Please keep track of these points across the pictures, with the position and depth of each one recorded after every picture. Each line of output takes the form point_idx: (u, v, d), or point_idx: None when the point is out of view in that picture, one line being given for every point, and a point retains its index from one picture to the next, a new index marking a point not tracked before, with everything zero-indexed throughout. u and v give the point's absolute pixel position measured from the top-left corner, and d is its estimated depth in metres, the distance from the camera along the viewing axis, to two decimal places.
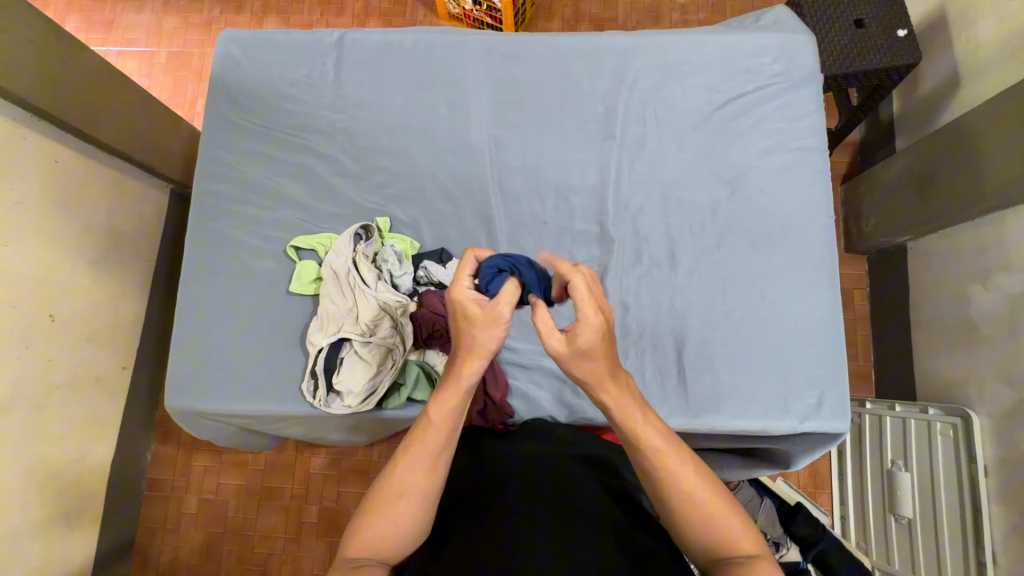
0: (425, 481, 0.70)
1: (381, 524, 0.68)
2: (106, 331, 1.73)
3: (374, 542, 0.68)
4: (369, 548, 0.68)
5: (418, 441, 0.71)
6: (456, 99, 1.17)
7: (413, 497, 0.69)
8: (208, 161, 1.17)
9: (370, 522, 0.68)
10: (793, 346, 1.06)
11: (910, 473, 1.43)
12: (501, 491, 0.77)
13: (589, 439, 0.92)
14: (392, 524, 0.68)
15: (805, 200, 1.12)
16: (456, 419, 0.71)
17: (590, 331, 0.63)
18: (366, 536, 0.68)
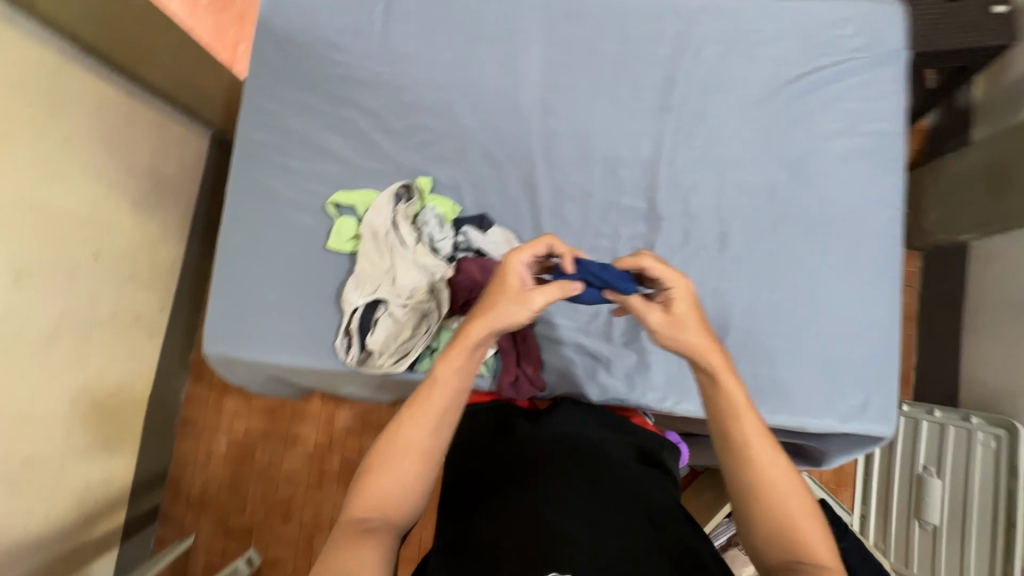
0: (429, 442, 0.68)
1: (385, 484, 0.66)
2: (146, 272, 1.77)
3: (378, 502, 0.66)
4: (374, 510, 0.66)
5: (421, 403, 0.69)
6: (506, 57, 1.12)
7: (415, 457, 0.67)
8: (250, 107, 1.15)
9: (373, 482, 0.66)
10: (842, 343, 1.01)
11: (942, 481, 1.38)
12: (530, 476, 0.76)
13: (623, 429, 0.90)
14: (397, 485, 0.66)
15: (872, 190, 1.05)
16: (462, 379, 0.70)
17: (684, 295, 0.72)
18: (369, 495, 0.66)
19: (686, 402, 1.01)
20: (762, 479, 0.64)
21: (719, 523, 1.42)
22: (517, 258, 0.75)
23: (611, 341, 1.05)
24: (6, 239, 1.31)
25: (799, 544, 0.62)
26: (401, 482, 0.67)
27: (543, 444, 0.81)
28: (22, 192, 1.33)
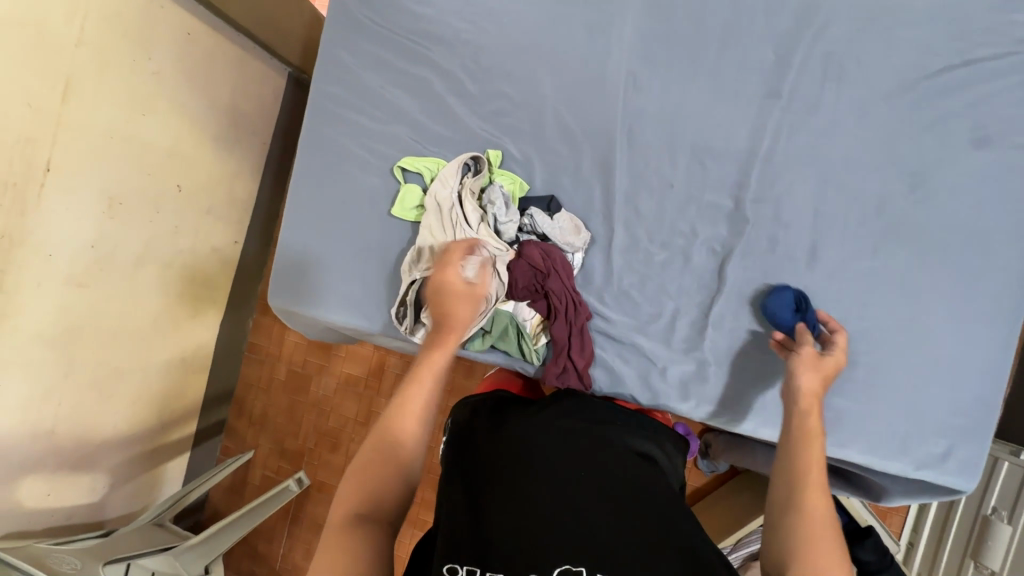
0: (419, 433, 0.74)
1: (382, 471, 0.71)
2: (222, 206, 1.85)
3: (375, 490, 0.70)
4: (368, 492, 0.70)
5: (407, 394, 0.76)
6: (598, 22, 1.01)
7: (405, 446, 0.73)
8: (326, 58, 1.12)
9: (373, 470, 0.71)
10: (934, 384, 0.91)
11: (1012, 528, 1.24)
12: (526, 452, 0.74)
13: (628, 424, 0.88)
14: (387, 467, 0.72)
15: (1005, 216, 0.90)
16: (438, 371, 0.79)
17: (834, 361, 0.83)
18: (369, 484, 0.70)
19: (742, 421, 0.95)
20: (805, 519, 0.65)
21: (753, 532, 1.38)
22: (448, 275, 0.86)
23: (670, 348, 0.99)
24: (100, 166, 1.38)
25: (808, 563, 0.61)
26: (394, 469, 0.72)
27: (556, 428, 0.79)
28: (114, 121, 1.39)
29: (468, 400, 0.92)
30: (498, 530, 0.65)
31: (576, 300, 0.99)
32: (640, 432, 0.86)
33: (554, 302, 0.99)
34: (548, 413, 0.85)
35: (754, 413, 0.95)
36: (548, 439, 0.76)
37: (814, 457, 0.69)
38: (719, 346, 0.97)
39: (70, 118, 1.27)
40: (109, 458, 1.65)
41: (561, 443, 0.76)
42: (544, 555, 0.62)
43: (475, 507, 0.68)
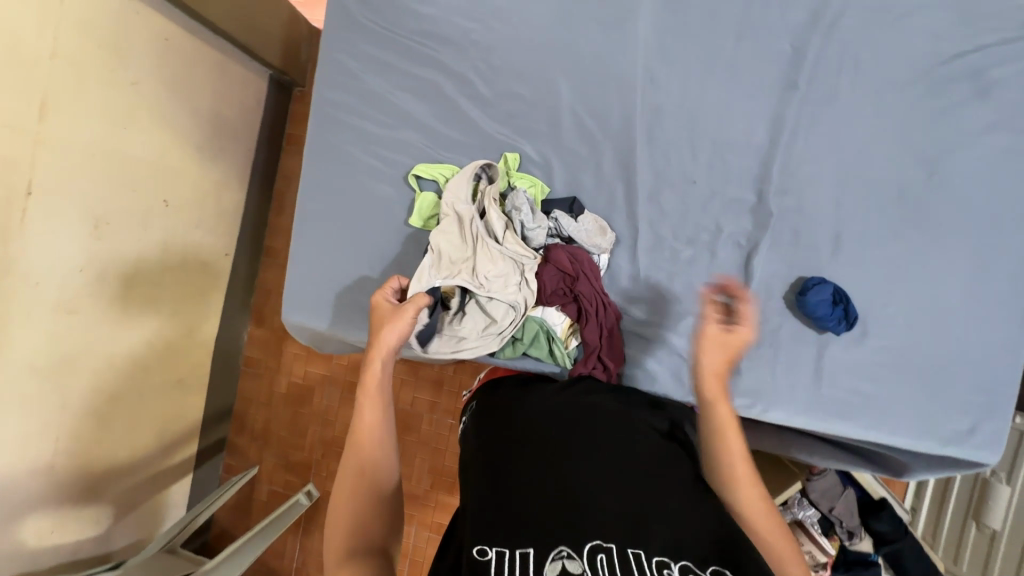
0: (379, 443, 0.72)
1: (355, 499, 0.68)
2: (211, 219, 1.77)
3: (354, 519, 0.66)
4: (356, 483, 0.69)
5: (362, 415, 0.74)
6: (611, 18, 0.99)
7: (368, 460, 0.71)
8: (328, 64, 1.07)
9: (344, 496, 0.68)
10: (955, 364, 0.94)
11: (1012, 489, 1.31)
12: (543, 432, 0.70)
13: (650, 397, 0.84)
14: (366, 453, 0.71)
15: (1018, 197, 0.93)
16: (389, 350, 0.79)
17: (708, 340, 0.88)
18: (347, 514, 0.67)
19: (775, 410, 0.97)
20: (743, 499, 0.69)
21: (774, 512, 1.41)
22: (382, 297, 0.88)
23: (701, 343, 0.99)
24: (83, 186, 1.31)
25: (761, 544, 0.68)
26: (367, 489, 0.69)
27: (566, 407, 0.75)
28: (93, 136, 1.30)
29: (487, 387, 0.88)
30: (522, 511, 0.59)
31: (606, 302, 0.98)
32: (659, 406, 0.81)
33: (586, 306, 0.97)
34: (546, 391, 0.81)
35: (786, 401, 0.97)
36: (561, 416, 0.73)
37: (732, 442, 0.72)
38: (749, 339, 0.98)
39: (49, 137, 1.20)
40: (112, 489, 1.59)
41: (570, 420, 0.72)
42: (571, 526, 0.57)
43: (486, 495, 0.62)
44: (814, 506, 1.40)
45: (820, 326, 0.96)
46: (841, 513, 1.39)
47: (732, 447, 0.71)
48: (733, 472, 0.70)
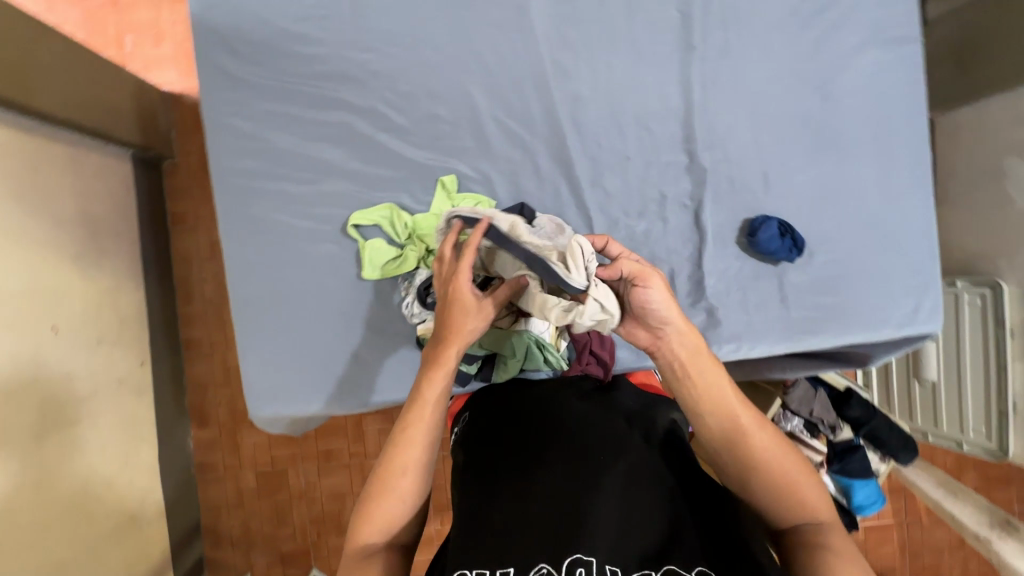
0: (423, 462, 0.77)
1: (394, 502, 0.75)
2: (112, 331, 1.55)
3: (387, 523, 0.75)
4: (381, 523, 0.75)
5: (410, 426, 0.76)
6: (508, 19, 0.98)
7: (410, 474, 0.76)
8: (220, 133, 0.96)
9: (383, 501, 0.75)
10: (888, 256, 1.05)
11: (937, 342, 1.57)
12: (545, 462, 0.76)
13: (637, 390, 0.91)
14: (391, 497, 0.75)
15: (896, 100, 1.05)
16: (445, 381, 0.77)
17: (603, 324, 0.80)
18: (384, 517, 0.75)
19: (759, 345, 1.03)
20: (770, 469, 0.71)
21: None
22: (460, 280, 0.74)
23: (680, 305, 1.03)
24: None
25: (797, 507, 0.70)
26: (404, 499, 0.76)
27: (569, 421, 0.81)
28: None
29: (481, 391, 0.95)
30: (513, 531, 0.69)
31: None
32: (658, 403, 0.86)
33: None
34: (531, 404, 0.86)
35: (764, 333, 1.04)
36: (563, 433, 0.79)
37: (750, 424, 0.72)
38: (719, 289, 1.03)
39: None
40: None
41: (557, 440, 0.78)
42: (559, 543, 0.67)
43: (482, 529, 0.71)
44: (797, 415, 1.52)
45: (775, 259, 1.03)
46: (821, 412, 1.51)
47: (728, 399, 0.73)
48: (727, 423, 0.73)
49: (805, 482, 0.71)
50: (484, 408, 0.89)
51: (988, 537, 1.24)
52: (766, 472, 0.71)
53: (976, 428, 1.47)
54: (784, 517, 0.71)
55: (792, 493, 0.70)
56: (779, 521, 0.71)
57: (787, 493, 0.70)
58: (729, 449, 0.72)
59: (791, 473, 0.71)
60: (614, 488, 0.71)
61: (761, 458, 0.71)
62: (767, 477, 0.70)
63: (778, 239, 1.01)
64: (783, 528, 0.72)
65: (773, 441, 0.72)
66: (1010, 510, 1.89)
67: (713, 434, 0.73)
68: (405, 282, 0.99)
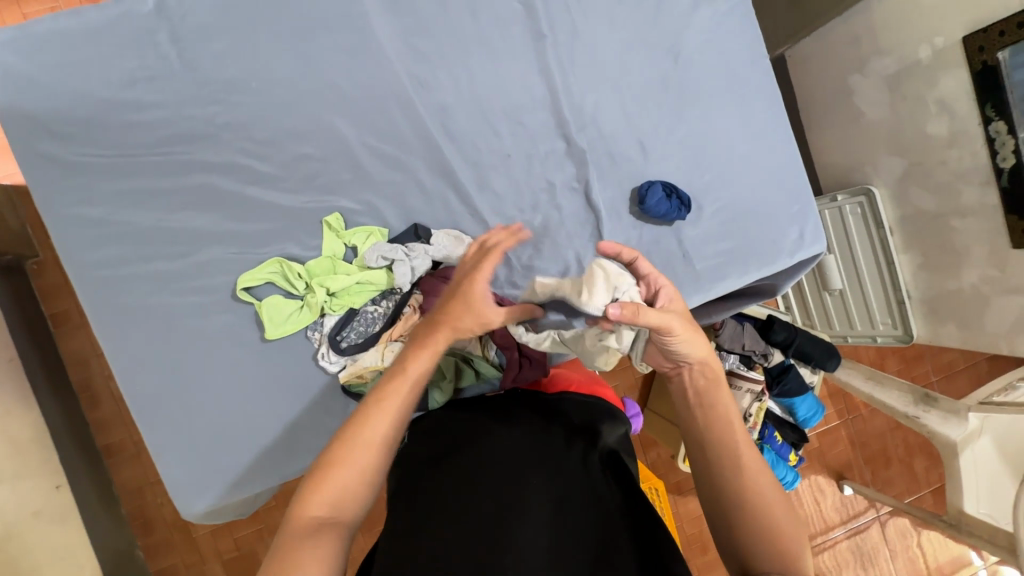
0: (396, 436, 0.64)
1: (359, 473, 0.60)
2: (14, 460, 1.38)
3: (340, 497, 0.59)
4: (320, 517, 0.58)
5: (391, 388, 0.65)
6: (352, 42, 0.95)
7: (380, 447, 0.62)
8: (65, 225, 0.87)
9: (342, 470, 0.60)
10: (766, 193, 1.12)
11: (834, 253, 1.69)
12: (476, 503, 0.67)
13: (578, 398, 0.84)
14: (341, 492, 0.59)
15: (739, 47, 1.11)
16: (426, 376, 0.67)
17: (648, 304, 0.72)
18: (337, 490, 0.59)
19: None
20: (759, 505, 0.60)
21: None
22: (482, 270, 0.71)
23: None
24: None
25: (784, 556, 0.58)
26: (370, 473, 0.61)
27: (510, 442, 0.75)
28: None
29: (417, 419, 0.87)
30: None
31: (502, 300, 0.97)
32: (604, 421, 0.80)
33: None
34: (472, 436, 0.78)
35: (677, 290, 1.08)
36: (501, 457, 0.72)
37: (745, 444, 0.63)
38: None
39: None
40: None
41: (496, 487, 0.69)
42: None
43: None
44: (731, 352, 1.59)
45: (666, 220, 1.07)
46: (751, 344, 1.58)
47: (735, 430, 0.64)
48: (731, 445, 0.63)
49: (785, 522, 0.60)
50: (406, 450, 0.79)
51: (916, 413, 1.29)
52: (750, 498, 0.60)
53: (883, 321, 1.64)
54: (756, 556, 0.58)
55: (774, 540, 0.58)
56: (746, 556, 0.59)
57: (761, 526, 0.59)
58: (725, 470, 0.62)
59: (772, 506, 0.60)
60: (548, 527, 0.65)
61: (754, 486, 0.61)
62: (746, 507, 0.60)
63: (665, 200, 1.05)
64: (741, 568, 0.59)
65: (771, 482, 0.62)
66: (928, 382, 2.10)
67: (715, 455, 0.63)
68: (314, 332, 0.94)
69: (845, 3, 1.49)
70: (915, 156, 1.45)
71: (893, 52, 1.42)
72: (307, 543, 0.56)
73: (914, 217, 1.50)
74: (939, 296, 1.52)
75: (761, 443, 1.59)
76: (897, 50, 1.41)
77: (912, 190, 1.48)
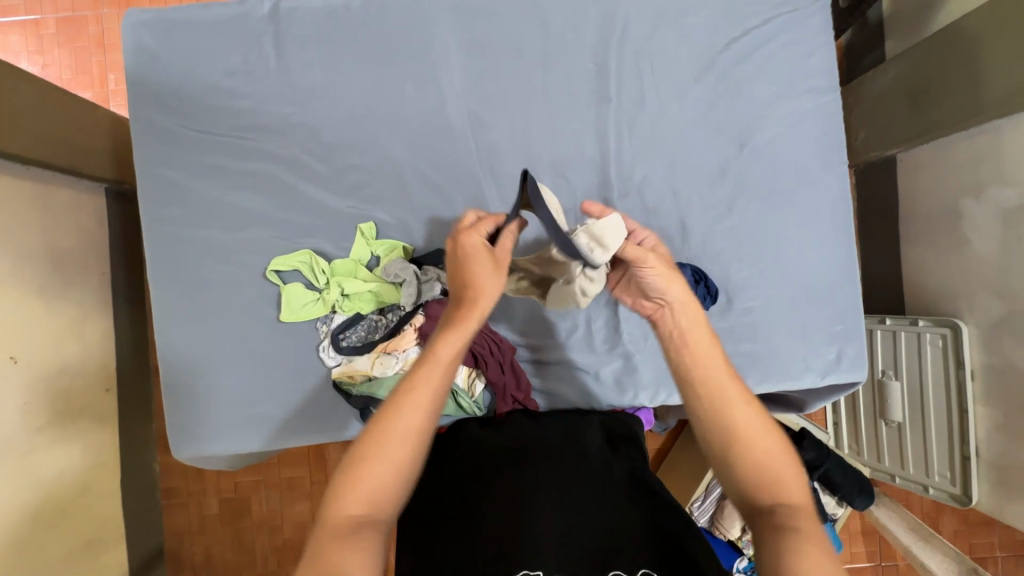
0: (428, 427, 0.64)
1: (389, 469, 0.62)
2: (79, 357, 1.57)
3: (377, 494, 0.61)
4: (362, 505, 0.60)
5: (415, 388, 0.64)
6: (425, 74, 1.02)
7: (411, 440, 0.63)
8: (149, 180, 1.01)
9: (379, 465, 0.62)
10: (810, 305, 1.04)
11: (900, 382, 1.52)
12: (508, 468, 0.81)
13: (600, 412, 0.98)
14: (380, 478, 0.61)
15: (816, 150, 1.04)
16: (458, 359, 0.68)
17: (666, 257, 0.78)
18: (372, 490, 0.61)
19: (677, 392, 1.03)
20: (741, 425, 0.63)
21: (716, 472, 1.53)
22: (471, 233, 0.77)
23: (596, 351, 1.04)
24: None
25: (772, 481, 0.61)
26: (412, 455, 0.64)
27: (525, 438, 0.88)
28: None
29: None
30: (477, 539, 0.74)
31: (497, 340, 1.00)
32: (607, 414, 0.96)
33: (478, 349, 0.98)
34: (501, 428, 0.91)
35: None
36: (524, 448, 0.85)
37: (723, 370, 0.66)
38: (635, 336, 1.04)
39: None
40: None
41: (514, 473, 0.81)
42: (521, 543, 0.72)
43: (426, 534, 0.77)
44: None
45: None
46: None
47: (715, 363, 0.67)
48: (719, 401, 0.65)
49: (782, 460, 0.62)
50: (441, 436, 0.93)
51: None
52: (738, 454, 0.63)
53: (940, 473, 1.43)
54: (749, 493, 0.61)
55: (758, 455, 0.62)
56: (746, 493, 0.61)
57: (758, 470, 0.61)
58: (715, 417, 0.65)
59: (756, 440, 0.63)
60: (552, 513, 0.75)
61: (740, 434, 0.63)
62: (741, 459, 0.62)
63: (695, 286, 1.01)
64: (747, 505, 0.61)
65: (759, 418, 0.64)
66: (990, 555, 1.82)
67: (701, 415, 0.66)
68: (322, 325, 1.01)
69: (967, 123, 1.31)
70: (1017, 305, 1.25)
71: (1017, 184, 1.23)
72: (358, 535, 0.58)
73: (1004, 371, 1.29)
74: (1010, 467, 1.30)
75: None
76: (1020, 186, 1.22)
77: (1007, 342, 1.28)
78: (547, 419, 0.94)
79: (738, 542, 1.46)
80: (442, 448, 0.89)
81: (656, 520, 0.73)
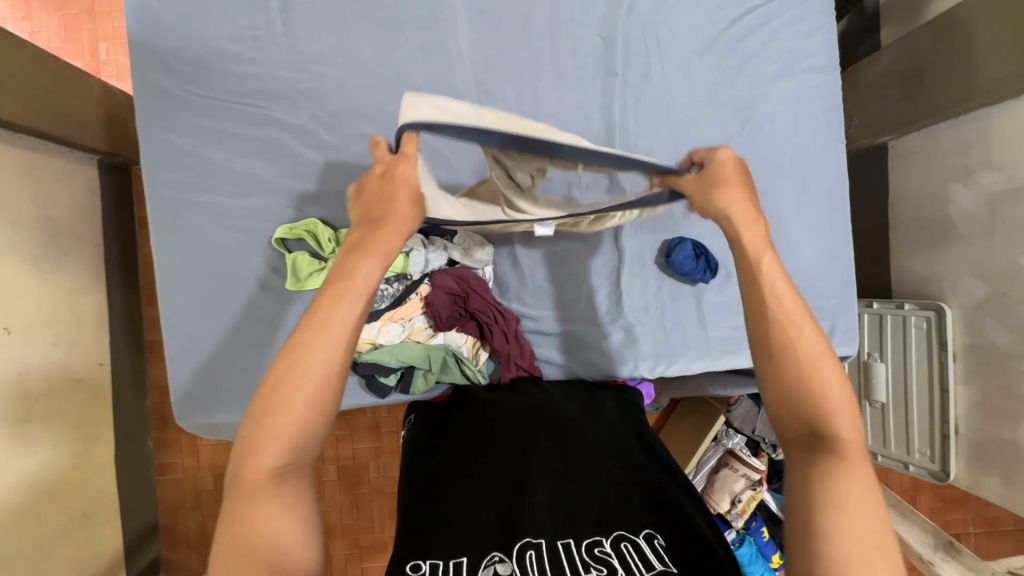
0: (338, 371, 0.60)
1: (298, 411, 0.57)
2: (72, 329, 1.55)
3: (292, 441, 0.57)
4: (278, 453, 0.56)
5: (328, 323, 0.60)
6: (433, 43, 1.02)
7: (320, 382, 0.58)
8: (152, 144, 1.00)
9: (285, 414, 0.57)
10: (805, 279, 1.07)
11: (885, 363, 1.56)
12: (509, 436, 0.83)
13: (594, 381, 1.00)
14: (283, 423, 0.56)
15: (815, 128, 1.07)
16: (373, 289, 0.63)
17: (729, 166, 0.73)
18: (287, 435, 0.56)
19: (676, 362, 1.05)
20: (799, 347, 0.61)
21: (707, 448, 1.57)
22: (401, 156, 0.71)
23: (597, 323, 1.06)
24: None
25: (819, 408, 0.59)
26: (311, 400, 0.58)
27: (525, 406, 0.88)
28: None
29: (418, 405, 0.98)
30: (493, 512, 0.72)
31: (502, 310, 1.00)
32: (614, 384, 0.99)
33: (483, 319, 0.99)
34: (500, 399, 0.91)
35: (682, 351, 1.06)
36: (527, 416, 0.86)
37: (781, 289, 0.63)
38: (636, 308, 1.06)
39: None
40: None
41: (514, 443, 0.81)
42: (529, 503, 0.71)
43: (424, 491, 0.78)
44: (739, 432, 1.56)
45: (689, 279, 1.05)
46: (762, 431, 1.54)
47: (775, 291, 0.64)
48: (774, 321, 0.63)
49: (835, 390, 0.60)
50: (447, 405, 0.94)
51: (929, 557, 1.29)
52: (794, 377, 0.61)
53: (921, 451, 1.48)
54: (792, 422, 0.61)
55: (812, 378, 0.60)
56: (792, 424, 0.61)
57: (797, 386, 0.60)
58: (769, 341, 0.62)
59: (814, 362, 0.61)
60: (552, 486, 0.74)
61: (795, 356, 0.61)
62: (794, 378, 0.61)
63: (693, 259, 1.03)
64: (792, 435, 0.61)
65: (816, 339, 0.61)
66: (964, 532, 1.90)
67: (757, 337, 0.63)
68: None
69: (961, 107, 1.33)
70: (1001, 286, 1.30)
71: (1004, 170, 1.27)
72: (270, 484, 0.55)
73: (986, 350, 1.34)
74: (989, 442, 1.36)
75: (744, 533, 1.51)
76: (1008, 169, 1.26)
77: (991, 322, 1.33)
78: (550, 387, 0.96)
79: (727, 514, 1.51)
80: (450, 420, 0.90)
81: (661, 487, 0.73)
